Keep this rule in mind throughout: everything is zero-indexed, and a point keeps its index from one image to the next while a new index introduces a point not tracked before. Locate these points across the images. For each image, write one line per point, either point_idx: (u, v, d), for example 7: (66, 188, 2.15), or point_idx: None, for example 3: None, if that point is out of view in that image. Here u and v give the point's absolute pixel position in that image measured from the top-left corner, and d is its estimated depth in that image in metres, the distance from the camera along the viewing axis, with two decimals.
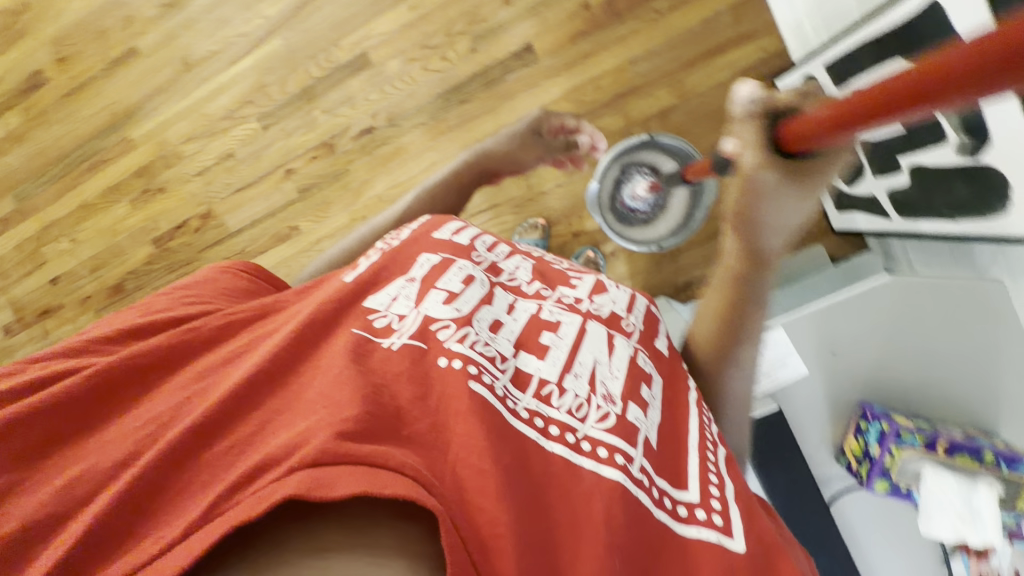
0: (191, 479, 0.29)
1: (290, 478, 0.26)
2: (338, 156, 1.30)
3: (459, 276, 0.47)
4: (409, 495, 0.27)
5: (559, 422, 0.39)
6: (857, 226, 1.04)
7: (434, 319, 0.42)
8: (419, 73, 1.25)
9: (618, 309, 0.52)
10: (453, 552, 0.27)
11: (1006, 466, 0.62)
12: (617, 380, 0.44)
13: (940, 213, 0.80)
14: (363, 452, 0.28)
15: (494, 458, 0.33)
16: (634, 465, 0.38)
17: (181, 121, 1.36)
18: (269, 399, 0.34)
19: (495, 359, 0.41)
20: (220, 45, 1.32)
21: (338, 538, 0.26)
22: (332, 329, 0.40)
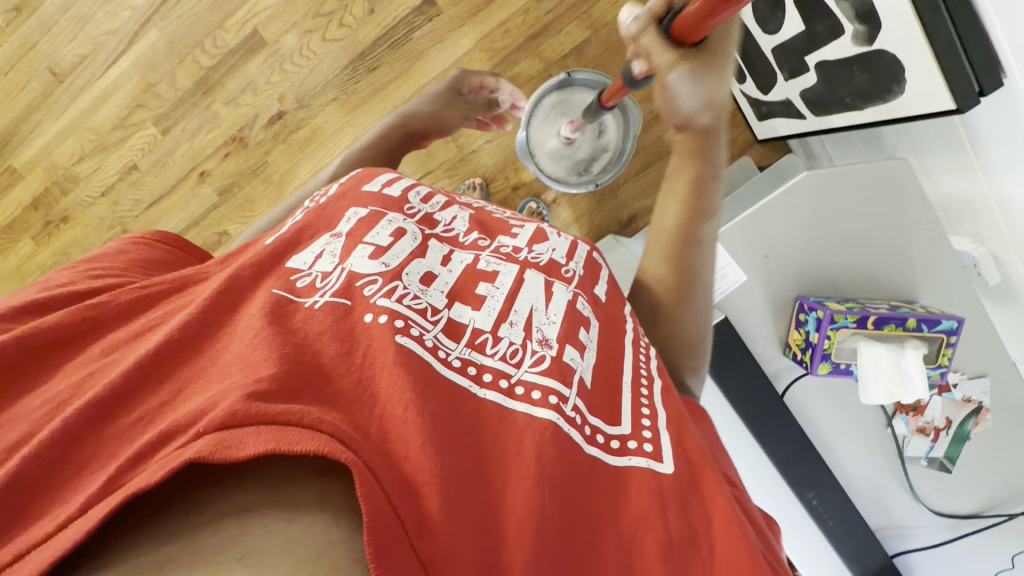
0: (96, 452, 0.28)
1: (195, 442, 0.25)
2: (252, 149, 1.22)
3: (388, 229, 0.48)
4: (322, 450, 0.26)
5: (493, 369, 0.40)
6: (778, 132, 1.06)
7: (360, 275, 0.42)
8: (319, 45, 1.17)
9: (557, 257, 0.53)
10: (369, 500, 0.26)
11: (926, 328, 0.68)
12: (554, 325, 0.45)
13: (846, 103, 0.83)
14: (275, 410, 0.27)
15: (420, 407, 0.33)
16: (567, 405, 0.39)
17: (66, 140, 1.23)
18: (182, 370, 0.33)
19: (426, 312, 0.41)
20: (87, 47, 1.18)
21: (254, 498, 0.26)
22: (249, 298, 0.40)
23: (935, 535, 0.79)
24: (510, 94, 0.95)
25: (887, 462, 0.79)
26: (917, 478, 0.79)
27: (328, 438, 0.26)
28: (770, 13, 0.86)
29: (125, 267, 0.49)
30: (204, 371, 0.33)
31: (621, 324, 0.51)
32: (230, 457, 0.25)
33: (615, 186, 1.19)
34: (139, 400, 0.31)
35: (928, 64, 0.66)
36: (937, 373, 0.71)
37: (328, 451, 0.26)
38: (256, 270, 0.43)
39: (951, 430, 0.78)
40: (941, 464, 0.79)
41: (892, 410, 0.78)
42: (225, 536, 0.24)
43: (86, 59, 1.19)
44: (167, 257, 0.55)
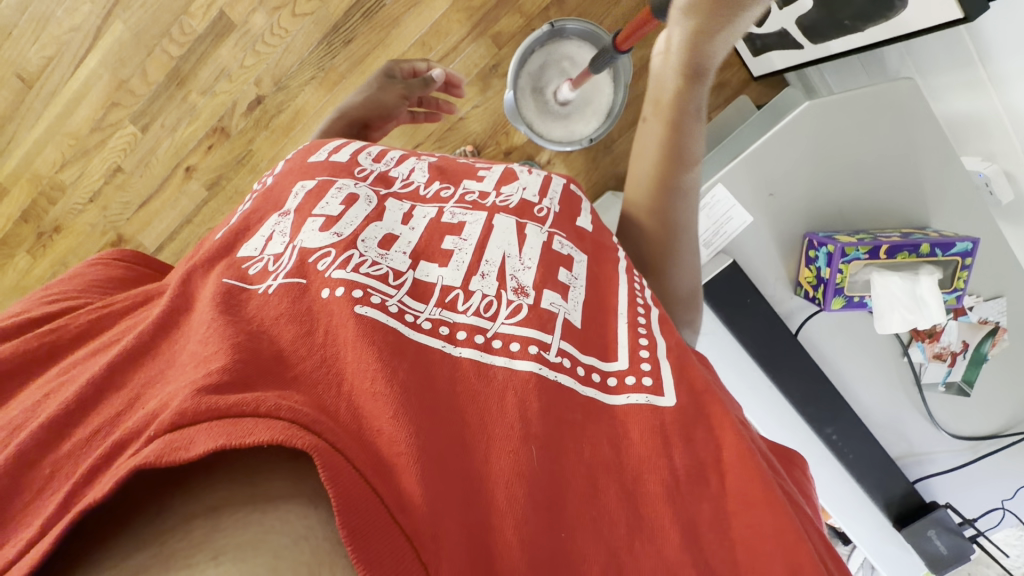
0: (54, 470, 0.28)
1: (147, 447, 0.25)
2: (234, 138, 1.19)
3: (338, 198, 0.47)
4: (276, 439, 0.25)
5: (467, 325, 0.39)
6: (775, 66, 1.01)
7: (312, 250, 0.41)
8: (289, 21, 1.12)
9: (529, 196, 0.51)
10: (337, 483, 0.25)
11: (940, 253, 0.67)
12: (530, 271, 0.44)
13: (844, 27, 0.79)
14: (228, 403, 0.26)
15: (389, 377, 0.32)
16: (550, 351, 0.39)
17: (46, 148, 1.20)
18: (139, 377, 0.33)
19: (388, 276, 0.40)
20: (51, 48, 1.14)
21: (224, 494, 0.26)
22: (198, 294, 0.39)
23: (955, 458, 0.80)
24: (442, 72, 0.92)
25: (902, 390, 0.79)
26: (935, 404, 0.79)
27: (285, 425, 0.26)
28: None
29: (84, 288, 0.48)
30: (162, 374, 0.32)
31: (609, 252, 0.50)
32: (179, 459, 0.24)
33: (609, 141, 1.16)
34: (99, 407, 0.31)
35: None
36: (953, 297, 0.70)
37: (284, 438, 0.25)
38: (207, 263, 0.42)
39: (968, 353, 0.78)
40: (959, 388, 0.79)
41: (907, 338, 0.77)
42: (194, 537, 0.24)
43: (53, 61, 1.15)
44: (130, 274, 0.54)
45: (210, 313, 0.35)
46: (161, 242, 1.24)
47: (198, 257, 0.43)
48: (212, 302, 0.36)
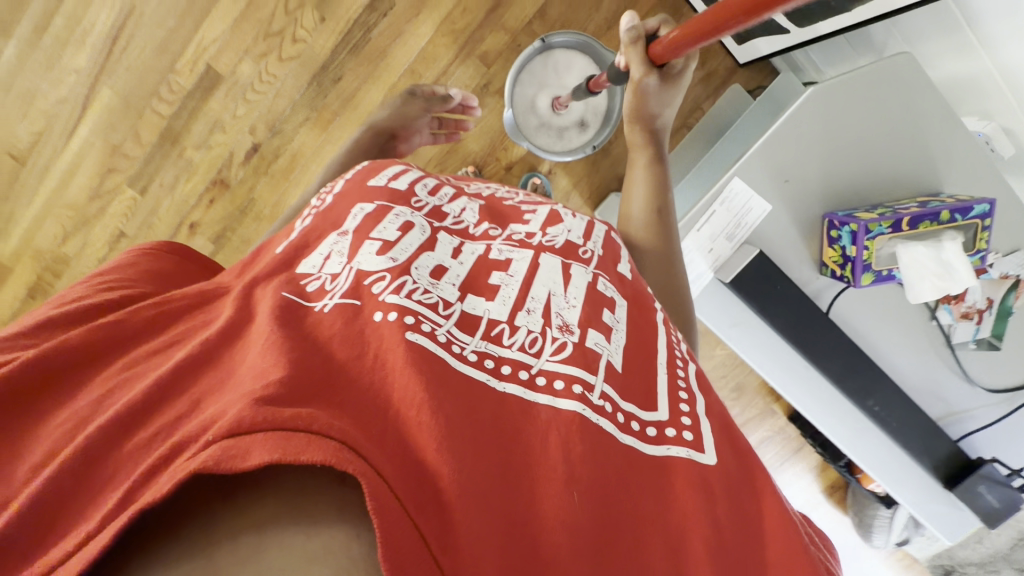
0: (122, 466, 0.28)
1: (203, 451, 0.25)
2: (235, 188, 1.19)
3: (395, 224, 0.49)
4: (328, 461, 0.26)
5: (511, 360, 0.40)
6: (761, 51, 1.04)
7: (368, 272, 0.42)
8: (276, 66, 1.12)
9: (574, 237, 0.54)
10: (383, 518, 0.25)
11: (959, 217, 0.68)
12: (574, 309, 0.45)
13: (831, 7, 0.81)
14: (284, 415, 0.26)
15: (435, 408, 0.32)
16: (594, 393, 0.39)
17: (45, 223, 1.19)
18: (198, 385, 0.32)
19: (439, 305, 0.41)
20: (41, 122, 1.14)
21: (270, 511, 0.26)
22: (257, 305, 0.39)
23: (994, 412, 0.82)
24: (460, 93, 0.95)
25: (936, 352, 0.80)
26: (968, 361, 0.81)
27: (335, 447, 0.26)
28: None
29: (137, 280, 0.48)
30: (222, 383, 0.32)
31: (648, 300, 0.52)
32: (235, 466, 0.25)
33: (607, 144, 1.17)
34: (163, 409, 0.31)
35: None
36: (977, 257, 0.71)
37: (334, 462, 0.26)
38: (267, 275, 0.43)
39: (994, 307, 0.79)
40: (989, 343, 0.80)
41: (934, 303, 0.78)
42: (241, 551, 0.25)
43: (44, 135, 1.14)
44: (177, 270, 0.53)
45: (268, 326, 0.35)
46: None
47: (259, 270, 0.44)
48: (273, 313, 0.37)
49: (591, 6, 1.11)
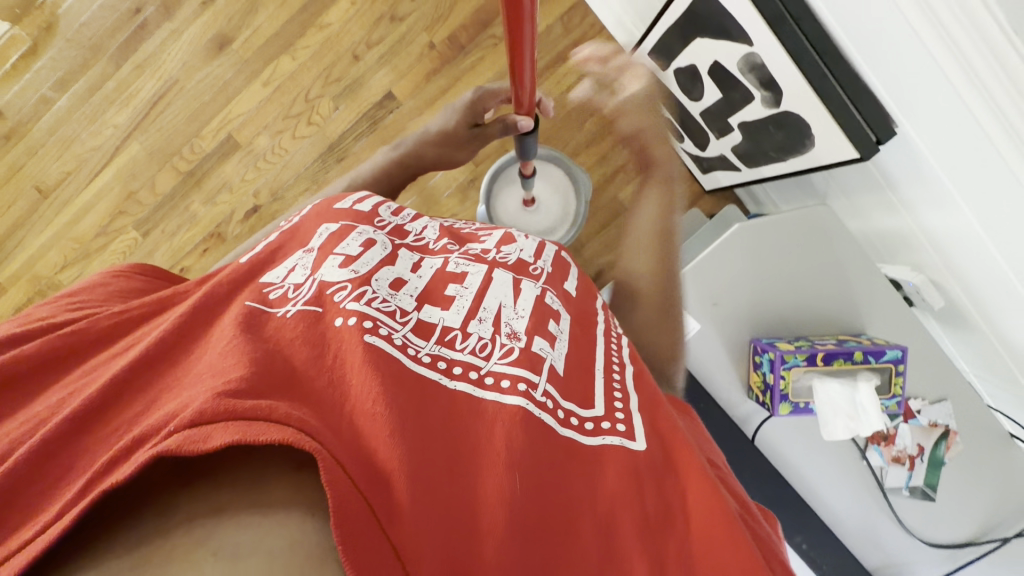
0: (80, 458, 0.30)
1: (167, 438, 0.27)
2: (229, 243, 1.27)
3: (358, 240, 0.51)
4: (287, 441, 0.27)
5: (463, 362, 0.42)
6: (722, 182, 1.12)
7: (330, 283, 0.43)
8: (290, 142, 1.25)
9: (526, 256, 0.56)
10: (337, 487, 0.27)
11: (874, 359, 0.71)
12: (522, 319, 0.47)
13: (771, 156, 0.90)
14: (245, 406, 0.28)
15: (388, 402, 0.34)
16: (538, 390, 0.41)
17: (50, 251, 1.29)
18: (155, 383, 0.34)
19: (396, 313, 0.43)
20: (72, 163, 1.27)
21: (229, 496, 0.28)
22: (223, 312, 0.40)
23: (935, 569, 0.78)
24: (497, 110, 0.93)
25: (869, 494, 0.78)
26: (902, 508, 0.79)
27: (294, 430, 0.28)
28: (690, 84, 0.94)
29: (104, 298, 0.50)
30: (179, 380, 0.33)
31: (590, 319, 0.54)
32: (196, 449, 0.26)
33: (579, 245, 1.25)
34: (119, 407, 0.32)
35: (831, 128, 0.73)
36: (894, 402, 0.73)
37: (293, 442, 0.27)
38: (233, 283, 0.44)
39: (925, 455, 0.79)
40: (923, 492, 0.79)
41: (864, 442, 0.78)
42: (197, 534, 0.26)
43: (71, 175, 1.27)
44: (145, 287, 0.56)
45: (231, 332, 0.36)
46: None
47: (223, 276, 0.45)
48: (236, 322, 0.38)
49: (577, 124, 1.24)
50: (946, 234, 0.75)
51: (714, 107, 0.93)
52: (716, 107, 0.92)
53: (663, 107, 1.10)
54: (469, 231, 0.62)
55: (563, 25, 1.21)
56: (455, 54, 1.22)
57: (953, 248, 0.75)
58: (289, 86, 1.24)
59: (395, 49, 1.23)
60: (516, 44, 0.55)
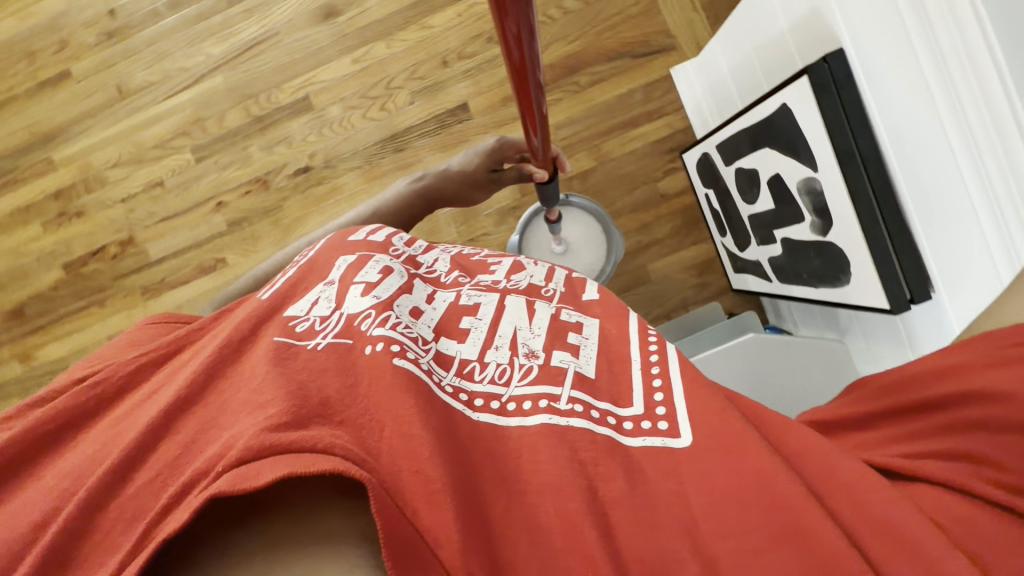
0: (135, 506, 0.36)
1: (219, 478, 0.33)
2: (271, 192, 1.32)
3: (376, 268, 0.56)
4: (336, 468, 0.33)
5: (483, 393, 0.47)
6: (749, 287, 1.12)
7: (356, 314, 0.49)
8: (358, 120, 1.30)
9: (536, 281, 0.62)
10: (383, 512, 0.33)
11: None
12: (538, 338, 0.52)
13: (804, 278, 0.91)
14: (290, 439, 0.34)
15: (423, 423, 0.39)
16: (561, 402, 0.46)
17: (108, 146, 1.36)
18: (188, 422, 0.40)
19: (418, 340, 0.48)
20: (157, 76, 1.34)
21: (284, 528, 0.34)
22: (248, 350, 0.46)
23: None
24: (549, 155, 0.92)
25: None
26: None
27: (340, 459, 0.34)
28: (747, 186, 0.96)
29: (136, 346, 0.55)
30: (212, 421, 0.39)
31: (619, 310, 0.58)
32: (247, 486, 0.32)
33: None
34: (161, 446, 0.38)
35: (870, 273, 0.73)
36: None
37: (342, 468, 0.34)
38: (258, 320, 0.49)
39: None
40: None
41: None
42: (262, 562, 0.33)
43: (152, 86, 1.34)
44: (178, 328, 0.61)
45: (265, 366, 0.42)
46: (166, 254, 1.34)
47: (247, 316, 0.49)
48: (267, 356, 0.43)
49: (629, 187, 1.26)
50: None
51: (764, 216, 0.95)
52: (765, 216, 0.94)
53: (713, 198, 1.12)
54: (477, 259, 0.66)
55: (645, 93, 1.25)
56: None
57: None
58: (376, 69, 1.30)
59: (483, 67, 1.27)
60: (524, 87, 0.60)
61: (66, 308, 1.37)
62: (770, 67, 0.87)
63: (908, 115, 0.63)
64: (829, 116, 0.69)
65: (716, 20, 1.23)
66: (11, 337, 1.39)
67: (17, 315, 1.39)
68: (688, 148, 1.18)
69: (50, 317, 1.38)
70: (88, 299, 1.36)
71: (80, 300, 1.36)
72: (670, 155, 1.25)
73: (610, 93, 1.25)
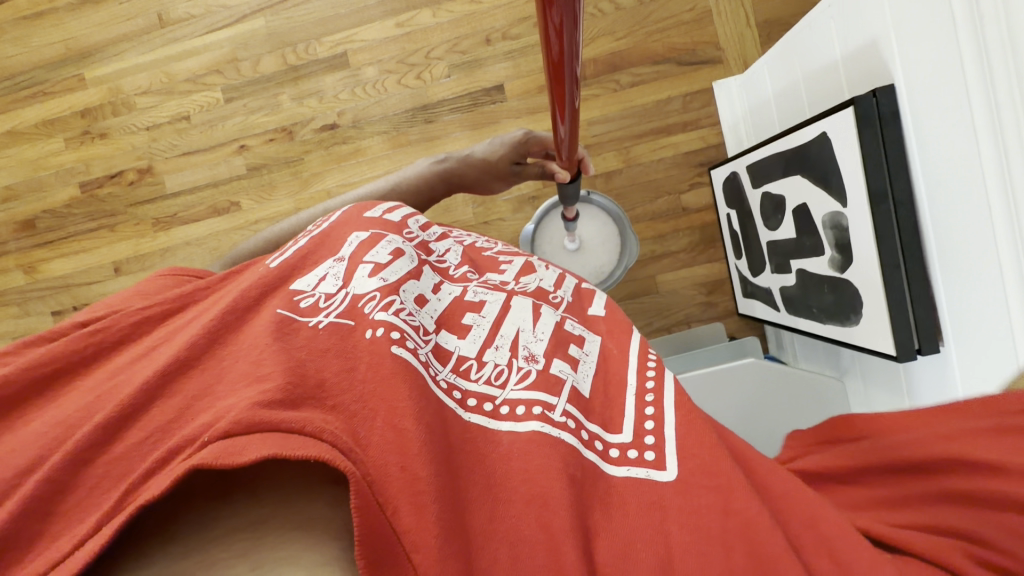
0: (119, 470, 0.36)
1: (204, 449, 0.33)
2: (295, 143, 1.31)
3: (387, 250, 0.57)
4: (323, 456, 0.34)
5: (478, 394, 0.48)
6: (755, 313, 1.11)
7: (361, 295, 0.50)
8: (392, 85, 1.29)
9: (545, 285, 0.63)
10: (361, 512, 0.33)
11: None
12: (541, 343, 0.53)
13: (812, 312, 0.90)
14: (279, 419, 0.35)
15: (416, 420, 0.40)
16: (555, 412, 0.47)
17: (141, 73, 1.35)
18: (179, 389, 0.41)
19: (420, 329, 0.50)
20: (199, 10, 1.32)
21: (265, 512, 0.35)
22: (248, 323, 0.46)
23: None
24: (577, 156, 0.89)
25: None
26: None
27: (328, 447, 0.35)
28: (771, 212, 0.95)
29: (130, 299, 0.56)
30: (208, 391, 0.40)
31: (622, 329, 0.58)
32: (234, 460, 0.33)
33: None
34: (147, 414, 0.39)
35: (882, 319, 0.71)
36: None
37: (328, 457, 0.34)
38: (266, 288, 0.50)
39: None
40: None
41: None
42: (235, 550, 0.34)
43: (194, 19, 1.33)
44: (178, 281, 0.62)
45: (268, 338, 0.43)
46: (181, 189, 1.35)
47: (254, 284, 0.50)
48: (269, 328, 0.44)
49: (651, 194, 1.25)
50: None
51: (782, 244, 0.94)
52: (784, 244, 0.94)
53: (733, 219, 1.11)
54: (490, 255, 0.68)
55: (683, 103, 1.23)
56: None
57: None
58: (418, 36, 1.28)
59: (525, 51, 1.25)
60: (558, 77, 0.57)
61: (74, 227, 1.38)
62: (817, 96, 0.86)
63: (948, 163, 0.62)
64: (866, 151, 0.68)
65: (768, 39, 1.21)
66: (18, 246, 1.40)
67: (27, 226, 1.40)
68: (718, 164, 1.16)
69: (58, 233, 1.38)
70: (99, 221, 1.37)
71: (91, 222, 1.37)
72: (697, 169, 1.24)
73: (648, 98, 1.23)
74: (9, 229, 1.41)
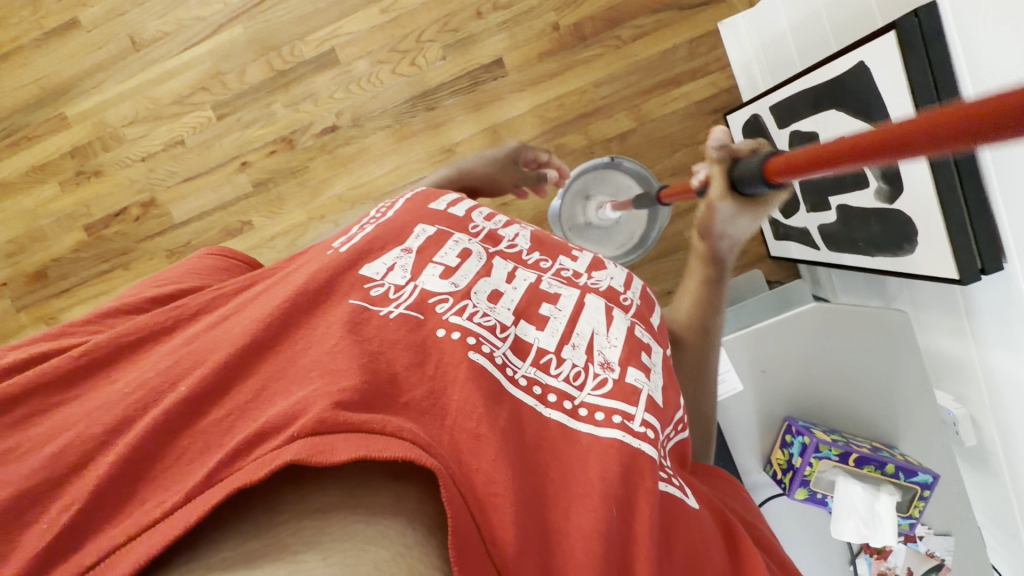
0: (202, 442, 0.34)
1: (292, 444, 0.31)
2: (297, 151, 1.27)
3: (454, 251, 0.57)
4: (409, 455, 0.33)
5: (557, 390, 0.48)
6: (790, 254, 1.12)
7: (432, 293, 0.51)
8: (387, 75, 1.24)
9: (616, 285, 0.64)
10: (451, 503, 0.33)
11: (902, 476, 0.73)
12: (615, 348, 0.54)
13: (858, 246, 0.89)
14: (360, 420, 0.34)
15: (490, 423, 0.40)
16: (634, 421, 0.47)
17: (123, 102, 1.30)
18: (258, 372, 0.39)
19: (495, 328, 0.50)
20: (172, 26, 1.26)
21: (333, 501, 0.32)
22: (327, 307, 0.46)
23: None
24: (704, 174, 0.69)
25: None
26: None
27: (410, 445, 0.33)
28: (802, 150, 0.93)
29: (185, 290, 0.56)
30: (283, 371, 0.39)
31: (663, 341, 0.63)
32: (322, 460, 0.31)
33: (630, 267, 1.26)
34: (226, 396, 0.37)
35: (942, 240, 0.71)
36: (907, 522, 0.75)
37: (413, 456, 0.33)
38: (333, 272, 0.50)
39: None
40: None
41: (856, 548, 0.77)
42: (305, 535, 0.30)
43: (168, 36, 1.27)
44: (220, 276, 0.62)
45: (338, 331, 0.43)
46: (189, 217, 1.31)
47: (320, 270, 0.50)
48: (343, 319, 0.44)
49: (668, 148, 1.22)
50: (1005, 377, 0.74)
51: (818, 182, 0.93)
52: (820, 181, 0.92)
53: None
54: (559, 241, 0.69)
55: (689, 49, 1.19)
56: (574, 42, 1.20)
57: (1012, 401, 0.74)
58: (405, 20, 1.22)
59: (519, 19, 1.20)
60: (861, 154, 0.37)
61: (85, 272, 1.35)
62: (842, 25, 0.83)
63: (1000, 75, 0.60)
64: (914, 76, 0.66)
65: None
66: (32, 300, 1.37)
67: (37, 278, 1.37)
68: (734, 108, 1.13)
69: (70, 281, 1.36)
70: (111, 263, 1.34)
71: (102, 264, 1.34)
72: (712, 116, 1.21)
73: (653, 50, 1.19)
74: (18, 283, 1.37)
